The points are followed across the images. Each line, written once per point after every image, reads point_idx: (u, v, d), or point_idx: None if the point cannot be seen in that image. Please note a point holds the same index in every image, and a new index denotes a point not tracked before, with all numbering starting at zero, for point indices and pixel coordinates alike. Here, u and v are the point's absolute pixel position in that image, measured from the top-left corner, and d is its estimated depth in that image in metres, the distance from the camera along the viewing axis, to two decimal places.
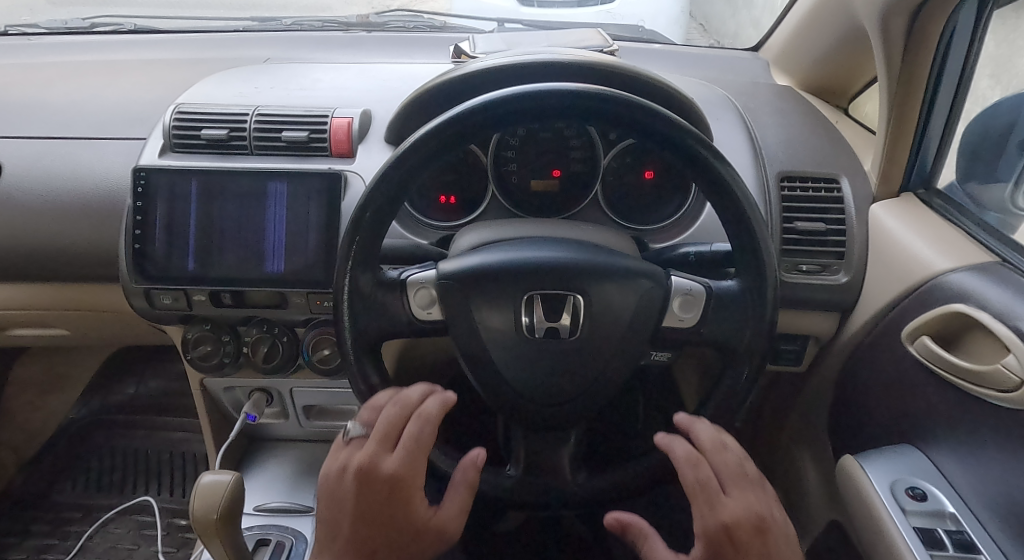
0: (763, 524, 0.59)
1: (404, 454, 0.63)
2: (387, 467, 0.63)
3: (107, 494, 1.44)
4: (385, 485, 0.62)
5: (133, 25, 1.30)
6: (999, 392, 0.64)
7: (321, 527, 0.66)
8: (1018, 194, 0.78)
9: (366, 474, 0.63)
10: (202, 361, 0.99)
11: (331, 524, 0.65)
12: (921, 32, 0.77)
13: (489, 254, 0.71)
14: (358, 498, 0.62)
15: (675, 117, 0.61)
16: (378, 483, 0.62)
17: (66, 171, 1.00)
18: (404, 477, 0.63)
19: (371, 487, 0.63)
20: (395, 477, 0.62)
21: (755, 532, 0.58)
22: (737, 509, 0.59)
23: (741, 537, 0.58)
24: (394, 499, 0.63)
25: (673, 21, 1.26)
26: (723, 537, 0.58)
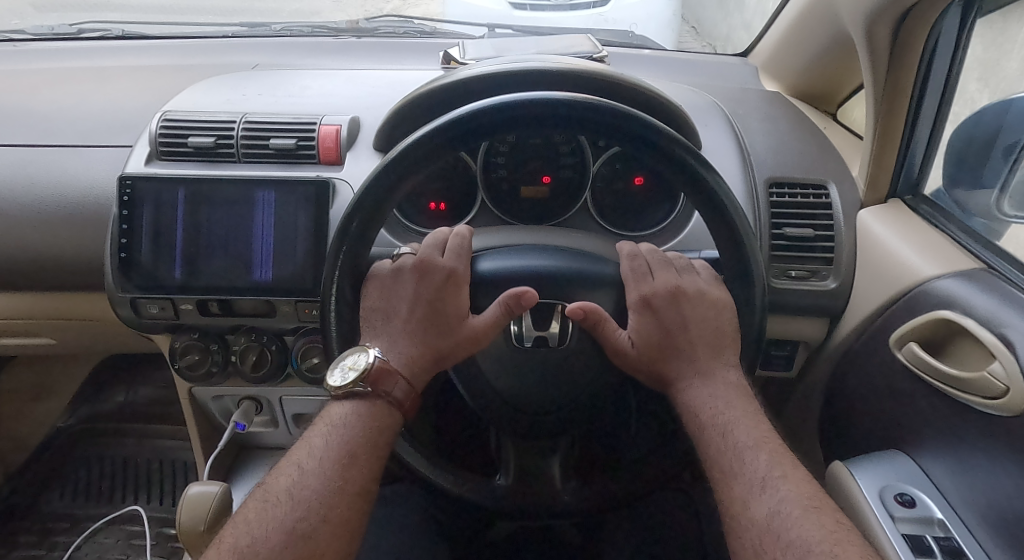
0: (676, 285, 0.69)
1: (460, 259, 0.69)
2: (442, 263, 0.68)
3: (95, 503, 1.42)
4: (441, 276, 0.68)
5: (121, 31, 1.29)
6: (985, 400, 0.65)
7: (372, 313, 0.70)
8: (1004, 200, 0.79)
9: (422, 269, 0.68)
10: (190, 371, 0.99)
11: (384, 311, 0.69)
12: (905, 40, 0.77)
13: (477, 262, 0.72)
14: (418, 284, 0.68)
15: (660, 125, 0.61)
16: (434, 274, 0.68)
17: (51, 179, 0.99)
18: (458, 271, 0.68)
19: (426, 276, 0.68)
20: (450, 272, 0.68)
21: (671, 300, 0.68)
22: (655, 285, 0.69)
23: (658, 304, 0.69)
24: (451, 289, 0.68)
25: (664, 25, 1.27)
26: (644, 306, 0.69)
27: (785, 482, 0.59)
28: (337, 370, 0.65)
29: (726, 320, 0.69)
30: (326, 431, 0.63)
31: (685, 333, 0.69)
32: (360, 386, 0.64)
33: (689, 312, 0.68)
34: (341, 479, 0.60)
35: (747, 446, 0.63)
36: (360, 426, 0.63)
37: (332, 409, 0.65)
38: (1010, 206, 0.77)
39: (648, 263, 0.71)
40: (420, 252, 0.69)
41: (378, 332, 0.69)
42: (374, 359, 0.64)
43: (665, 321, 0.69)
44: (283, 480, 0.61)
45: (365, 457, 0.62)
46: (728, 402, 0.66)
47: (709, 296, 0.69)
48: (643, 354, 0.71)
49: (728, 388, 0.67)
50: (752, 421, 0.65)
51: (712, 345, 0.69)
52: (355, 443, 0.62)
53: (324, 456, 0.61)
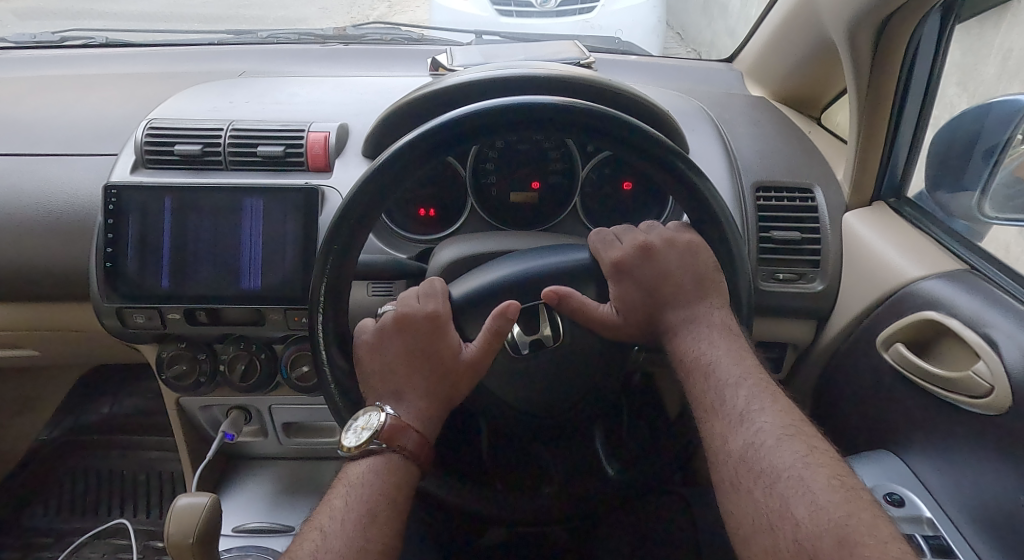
0: (644, 243, 0.69)
1: (440, 300, 0.68)
2: (422, 309, 0.67)
3: (80, 517, 1.40)
4: (425, 322, 0.67)
5: (104, 38, 1.27)
6: (970, 399, 0.67)
7: (368, 377, 0.67)
8: (985, 202, 0.81)
9: (404, 321, 0.67)
10: (177, 381, 0.98)
11: (379, 373, 0.67)
12: (886, 47, 0.78)
13: (461, 287, 0.71)
14: (405, 336, 0.67)
15: (654, 133, 0.62)
16: (417, 322, 0.67)
17: (35, 187, 0.98)
18: (440, 312, 0.67)
19: (411, 326, 0.67)
20: (433, 315, 0.67)
21: (642, 259, 0.68)
22: (623, 249, 0.69)
23: (631, 267, 0.68)
24: (439, 331, 0.67)
25: (652, 31, 1.27)
26: (618, 273, 0.68)
27: (763, 414, 0.59)
28: (351, 432, 0.64)
29: (705, 262, 0.69)
30: (344, 493, 0.62)
31: (664, 287, 0.68)
32: (374, 443, 0.62)
33: (663, 265, 0.68)
34: (364, 537, 0.59)
35: (728, 383, 0.63)
36: (378, 483, 0.61)
37: (348, 470, 0.64)
38: (991, 209, 0.80)
39: (612, 231, 0.71)
40: (398, 305, 0.68)
41: (379, 393, 0.67)
42: (387, 417, 0.63)
43: (642, 280, 0.68)
44: (307, 545, 0.59)
45: (387, 513, 0.60)
46: (713, 342, 0.66)
47: (676, 243, 0.69)
48: (630, 321, 0.70)
49: (713, 329, 0.67)
50: (736, 358, 0.65)
51: (693, 293, 0.69)
52: (374, 502, 0.60)
53: (346, 518, 0.60)
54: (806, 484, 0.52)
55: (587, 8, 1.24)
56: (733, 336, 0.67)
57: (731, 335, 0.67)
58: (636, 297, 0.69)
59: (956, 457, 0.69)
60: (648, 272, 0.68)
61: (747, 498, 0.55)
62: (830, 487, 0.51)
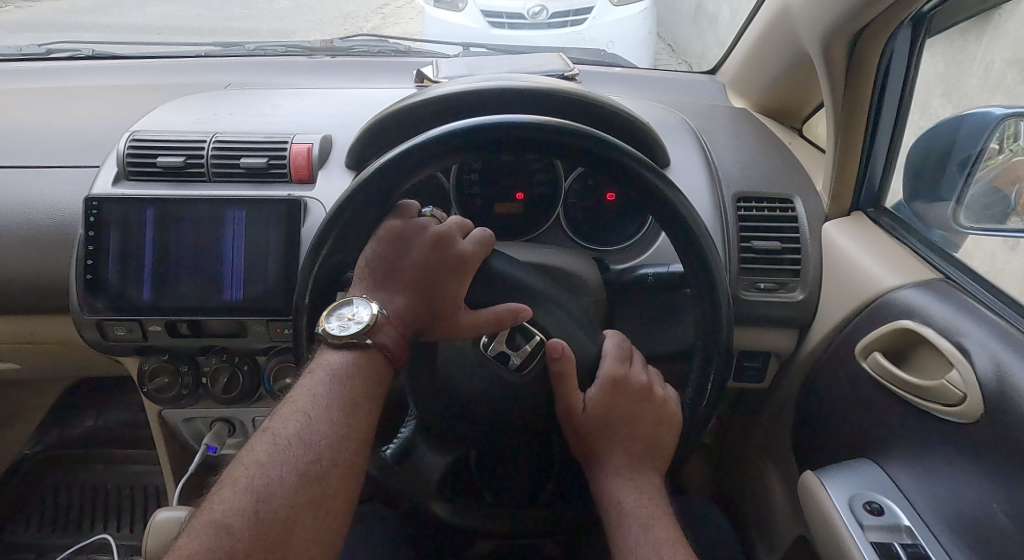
0: (647, 384, 0.68)
1: (480, 247, 0.65)
2: (462, 245, 0.64)
3: (62, 532, 1.39)
4: (455, 257, 0.64)
5: (91, 51, 1.28)
6: (944, 407, 0.67)
7: (377, 261, 0.65)
8: (960, 212, 0.81)
9: (441, 242, 0.64)
10: (159, 394, 0.97)
11: (389, 266, 0.65)
12: (860, 61, 0.79)
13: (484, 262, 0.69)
14: (432, 254, 0.64)
15: (624, 145, 0.62)
16: (450, 252, 0.64)
17: (16, 200, 0.98)
18: (472, 259, 0.64)
19: (442, 252, 0.64)
20: (465, 257, 0.64)
21: (637, 395, 0.67)
22: (627, 371, 0.68)
23: (626, 391, 0.67)
24: (460, 271, 0.64)
25: (642, 42, 1.34)
26: (612, 388, 0.67)
27: None
28: (336, 318, 0.61)
29: (665, 432, 0.69)
30: (325, 379, 0.59)
31: (634, 426, 0.68)
32: (359, 338, 0.60)
33: (647, 412, 0.68)
34: (346, 425, 0.57)
35: (658, 547, 0.62)
36: (361, 376, 0.59)
37: (326, 355, 0.61)
38: (966, 219, 0.79)
39: (631, 350, 0.71)
40: (445, 225, 0.65)
41: (378, 283, 0.65)
42: (378, 314, 0.61)
43: (622, 409, 0.67)
44: (284, 423, 0.56)
45: (369, 406, 0.59)
46: (645, 503, 0.66)
47: (669, 407, 0.69)
48: (586, 427, 0.69)
49: (651, 495, 0.67)
50: (667, 525, 0.65)
51: (651, 450, 0.69)
52: (359, 392, 0.58)
53: (329, 401, 0.57)
54: None
55: (579, 21, 1.30)
56: (662, 508, 0.68)
57: (661, 504, 0.68)
58: (611, 416, 0.67)
59: (932, 466, 0.69)
60: (634, 409, 0.67)
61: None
62: None
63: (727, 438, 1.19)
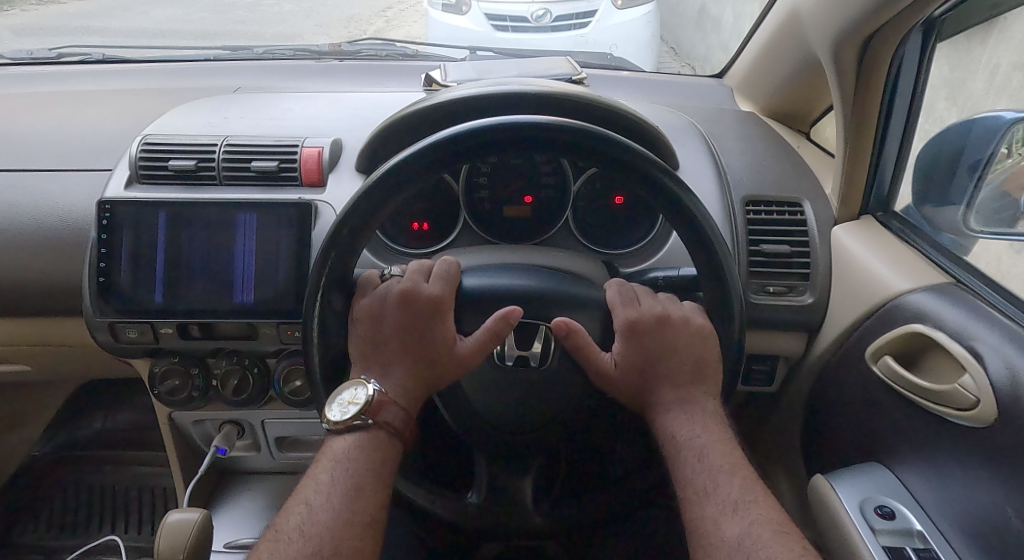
0: (662, 313, 0.69)
1: (446, 284, 0.68)
2: (428, 290, 0.67)
3: (70, 534, 1.39)
4: (426, 304, 0.67)
5: (101, 55, 1.28)
6: (957, 411, 0.67)
7: (361, 342, 0.69)
8: (971, 216, 0.82)
9: (407, 297, 0.67)
10: (169, 396, 0.98)
11: (375, 340, 0.68)
12: (870, 64, 0.79)
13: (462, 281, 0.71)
14: (405, 312, 0.67)
15: (635, 146, 0.62)
16: (420, 302, 0.67)
17: (29, 203, 0.98)
18: (442, 298, 0.67)
19: (412, 306, 0.67)
20: (436, 299, 0.67)
21: (656, 328, 0.68)
22: (641, 311, 0.69)
23: (643, 330, 0.69)
24: (437, 316, 0.67)
25: (646, 46, 1.33)
26: (630, 333, 0.69)
27: (754, 505, 0.61)
28: (336, 405, 0.64)
29: (708, 350, 0.70)
30: (329, 467, 0.63)
31: (667, 360, 0.69)
32: (360, 419, 0.63)
33: (674, 342, 0.68)
34: (349, 509, 0.60)
35: (721, 470, 0.64)
36: (364, 459, 0.63)
37: (333, 443, 0.65)
38: (977, 222, 0.81)
39: (634, 289, 0.72)
40: (405, 280, 0.68)
41: (373, 361, 0.68)
42: (374, 391, 0.64)
43: (650, 349, 0.69)
44: (291, 518, 0.60)
45: (372, 487, 0.62)
46: (704, 430, 0.67)
47: (692, 323, 0.69)
48: (625, 378, 0.71)
49: (707, 418, 0.68)
50: (727, 449, 0.67)
51: (694, 374, 0.70)
52: (361, 476, 0.62)
53: (332, 490, 0.61)
54: None
55: (583, 23, 1.29)
56: (722, 428, 0.68)
57: (721, 426, 0.69)
58: (639, 362, 0.70)
59: (945, 470, 0.69)
60: (659, 344, 0.69)
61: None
62: None
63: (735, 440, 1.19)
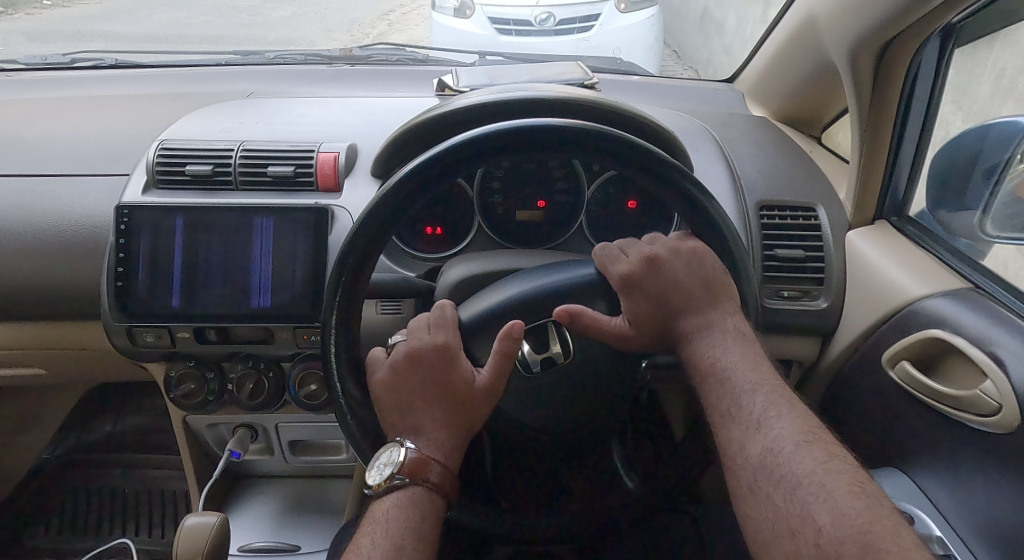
0: (651, 255, 0.68)
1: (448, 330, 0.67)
2: (431, 341, 0.66)
3: (82, 537, 1.39)
4: (435, 355, 0.65)
5: (113, 60, 1.29)
6: (978, 417, 0.67)
7: (386, 412, 0.66)
8: (986, 221, 0.82)
9: (415, 355, 0.65)
10: (186, 400, 0.98)
11: (396, 408, 0.66)
12: (887, 69, 0.80)
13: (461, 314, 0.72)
14: (418, 371, 0.65)
15: (658, 151, 0.63)
16: (428, 355, 0.65)
17: (46, 208, 0.99)
18: (449, 343, 0.65)
19: (421, 362, 0.65)
20: (443, 346, 0.65)
21: (650, 271, 0.67)
22: (631, 262, 0.68)
23: (639, 279, 0.67)
24: (448, 363, 0.65)
25: (650, 49, 1.35)
26: (628, 286, 0.67)
27: (781, 420, 0.59)
28: (374, 471, 0.63)
29: (710, 267, 0.68)
30: (371, 532, 0.60)
31: (674, 297, 0.67)
32: (397, 478, 0.61)
33: (671, 276, 0.67)
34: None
35: (744, 389, 0.63)
36: (405, 517, 0.60)
37: (375, 509, 0.63)
38: (993, 227, 0.81)
39: (617, 245, 0.70)
40: (407, 340, 0.66)
41: (401, 430, 0.66)
42: (406, 450, 0.62)
43: (652, 291, 0.67)
44: None
45: (416, 543, 0.59)
46: (728, 349, 0.65)
47: (685, 249, 0.68)
48: (641, 333, 0.69)
49: (728, 338, 0.66)
50: (750, 364, 0.65)
51: (703, 299, 0.68)
52: (401, 533, 0.59)
53: (374, 552, 0.58)
54: (830, 493, 0.52)
55: (587, 27, 1.31)
56: (746, 343, 0.67)
57: (746, 339, 0.67)
58: (646, 308, 0.68)
59: (965, 476, 0.69)
60: (658, 282, 0.67)
61: (767, 504, 0.55)
62: (851, 496, 0.51)
63: None
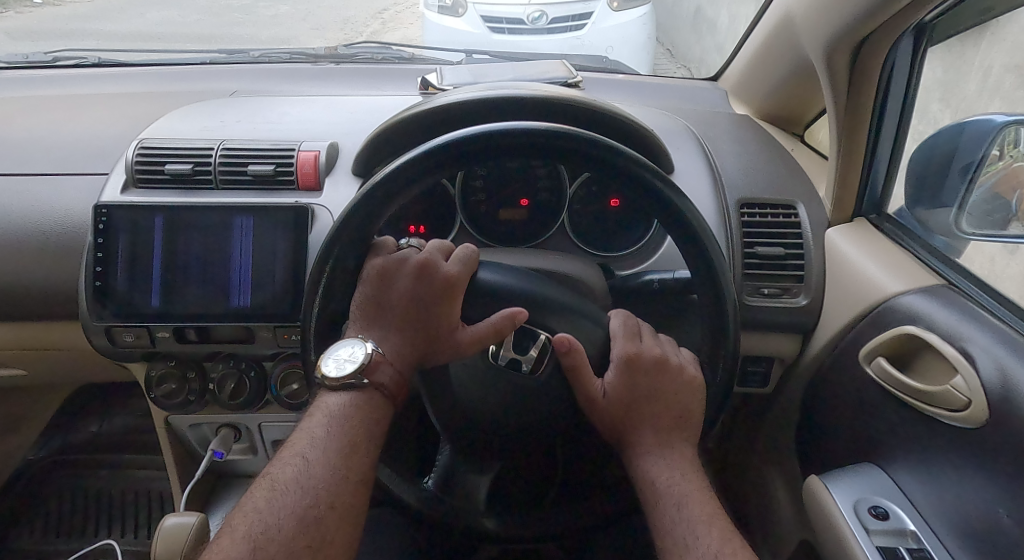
0: (661, 355, 0.68)
1: (464, 267, 0.65)
2: (445, 268, 0.65)
3: (67, 538, 1.39)
4: (440, 282, 0.65)
5: (97, 59, 1.28)
6: (949, 413, 0.67)
7: (366, 298, 0.67)
8: (962, 218, 0.81)
9: (423, 270, 0.65)
10: (165, 400, 0.98)
11: (380, 301, 0.66)
12: (863, 67, 0.80)
13: (476, 272, 0.69)
14: (417, 285, 0.65)
15: (633, 152, 0.63)
16: (436, 277, 0.65)
17: (25, 207, 0.99)
18: (459, 280, 0.65)
19: (426, 279, 0.65)
20: (451, 279, 0.65)
21: (652, 368, 0.68)
22: (639, 349, 0.69)
23: (640, 368, 0.68)
24: (447, 296, 0.65)
25: (642, 48, 1.36)
26: (627, 367, 0.68)
27: (734, 557, 0.59)
28: (332, 360, 0.64)
29: (695, 400, 0.69)
30: (324, 421, 0.62)
31: (659, 404, 0.68)
32: (355, 378, 0.63)
33: (667, 384, 0.68)
34: (344, 468, 0.60)
35: (698, 521, 0.63)
36: (358, 417, 0.63)
37: (326, 398, 0.64)
38: (970, 225, 0.80)
39: (638, 324, 0.72)
40: (426, 251, 0.66)
41: (372, 321, 0.66)
42: (372, 352, 0.63)
43: (642, 387, 0.68)
44: (284, 469, 0.60)
45: (366, 446, 0.62)
46: (683, 480, 0.66)
47: (688, 372, 0.69)
48: (611, 411, 0.70)
49: (689, 469, 0.68)
50: (705, 499, 0.66)
51: (680, 423, 0.69)
52: (355, 434, 0.62)
53: (326, 445, 0.61)
54: None
55: (578, 26, 1.32)
56: (699, 480, 0.68)
57: (699, 477, 0.68)
58: (630, 400, 0.68)
59: (938, 472, 0.70)
60: (652, 386, 0.68)
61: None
62: None
63: (730, 441, 1.20)
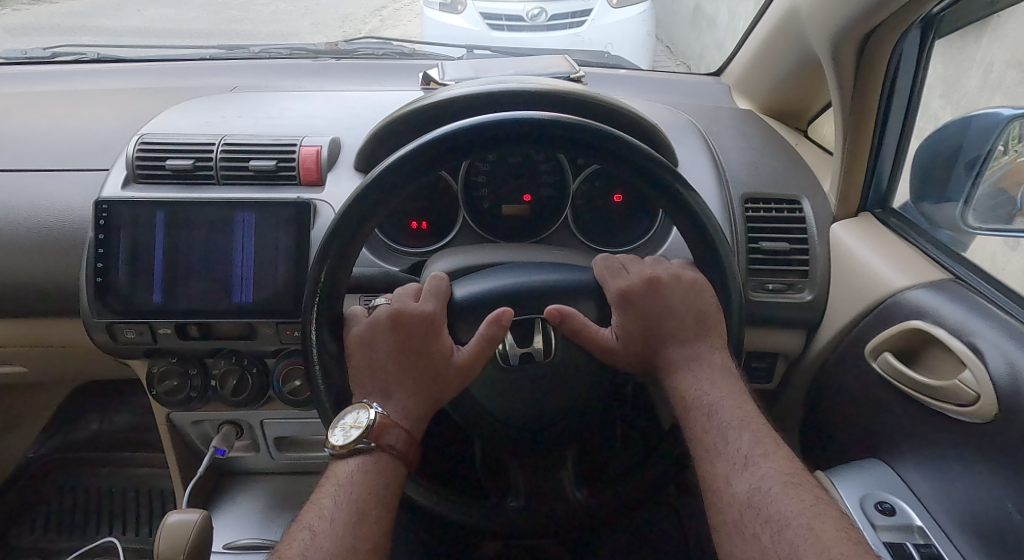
0: (651, 275, 0.69)
1: (436, 301, 0.68)
2: (418, 309, 0.67)
3: (68, 537, 1.38)
4: (419, 323, 0.66)
5: (96, 54, 1.27)
6: (957, 407, 0.67)
7: (358, 372, 0.68)
8: (969, 213, 0.82)
9: (399, 320, 0.66)
10: (167, 397, 0.97)
11: (369, 367, 0.67)
12: (869, 60, 0.80)
13: (452, 293, 0.72)
14: (398, 335, 0.66)
15: (637, 142, 0.62)
16: (414, 321, 0.66)
17: (25, 203, 0.98)
18: (435, 314, 0.67)
19: (405, 327, 0.66)
20: (428, 316, 0.67)
21: (648, 292, 0.68)
22: (630, 279, 0.69)
23: (635, 297, 0.69)
24: (432, 332, 0.67)
25: (642, 45, 1.35)
26: (624, 302, 0.69)
27: (766, 457, 0.59)
28: (339, 430, 0.64)
29: (706, 301, 0.69)
30: (333, 492, 0.62)
31: (665, 323, 0.69)
32: (362, 442, 0.63)
33: (668, 300, 0.68)
34: (354, 537, 0.59)
35: (731, 425, 0.63)
36: (368, 483, 0.62)
37: (335, 468, 0.64)
38: (976, 219, 0.81)
39: (621, 260, 0.72)
40: (394, 302, 0.67)
41: (370, 388, 0.67)
42: (375, 414, 0.64)
43: (645, 312, 0.69)
44: (295, 544, 0.59)
45: (377, 511, 0.61)
46: (713, 383, 0.66)
47: (684, 278, 0.69)
48: (628, 349, 0.71)
49: (717, 372, 0.67)
50: (737, 401, 0.65)
51: (697, 330, 0.69)
52: (365, 500, 0.61)
53: (336, 515, 0.60)
54: (819, 538, 0.52)
55: (577, 24, 1.32)
56: (731, 379, 0.67)
57: (731, 375, 0.67)
58: (638, 330, 0.70)
59: (946, 467, 0.69)
60: (653, 308, 0.68)
61: (754, 543, 0.55)
62: None
63: None
